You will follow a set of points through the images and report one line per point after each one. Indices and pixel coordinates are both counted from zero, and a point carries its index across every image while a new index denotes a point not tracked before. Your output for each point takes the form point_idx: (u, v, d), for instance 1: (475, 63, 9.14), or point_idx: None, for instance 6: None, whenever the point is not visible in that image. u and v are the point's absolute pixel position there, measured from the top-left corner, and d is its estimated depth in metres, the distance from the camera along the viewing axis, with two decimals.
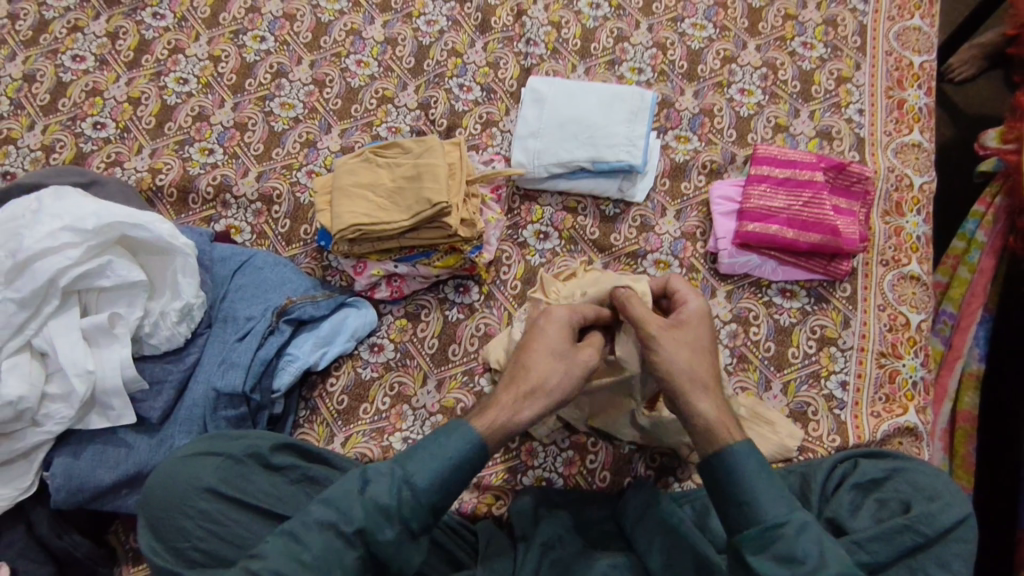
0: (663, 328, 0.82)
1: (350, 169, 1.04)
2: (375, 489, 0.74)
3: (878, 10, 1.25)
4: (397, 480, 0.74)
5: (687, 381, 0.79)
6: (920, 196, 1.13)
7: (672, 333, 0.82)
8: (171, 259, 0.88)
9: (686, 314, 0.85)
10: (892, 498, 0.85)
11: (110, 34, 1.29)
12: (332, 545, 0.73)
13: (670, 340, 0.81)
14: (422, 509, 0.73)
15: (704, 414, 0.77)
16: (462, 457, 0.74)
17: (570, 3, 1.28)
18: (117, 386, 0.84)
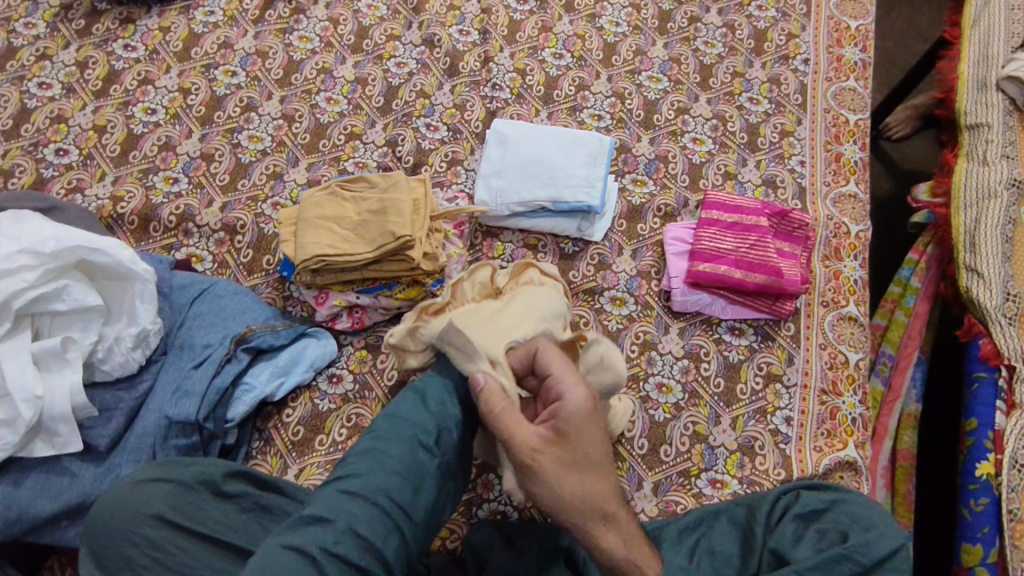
0: (535, 454, 0.79)
1: (315, 201, 1.06)
2: (432, 400, 0.88)
3: (817, 71, 1.36)
4: (445, 393, 0.89)
5: (585, 518, 0.79)
6: (857, 243, 1.21)
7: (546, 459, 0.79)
8: (129, 285, 0.88)
9: (573, 426, 0.80)
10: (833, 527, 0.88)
11: (79, 63, 1.30)
12: (419, 457, 0.83)
13: (554, 469, 0.79)
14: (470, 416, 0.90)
15: (608, 548, 0.79)
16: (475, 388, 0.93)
17: (534, 53, 1.35)
18: (66, 412, 0.83)
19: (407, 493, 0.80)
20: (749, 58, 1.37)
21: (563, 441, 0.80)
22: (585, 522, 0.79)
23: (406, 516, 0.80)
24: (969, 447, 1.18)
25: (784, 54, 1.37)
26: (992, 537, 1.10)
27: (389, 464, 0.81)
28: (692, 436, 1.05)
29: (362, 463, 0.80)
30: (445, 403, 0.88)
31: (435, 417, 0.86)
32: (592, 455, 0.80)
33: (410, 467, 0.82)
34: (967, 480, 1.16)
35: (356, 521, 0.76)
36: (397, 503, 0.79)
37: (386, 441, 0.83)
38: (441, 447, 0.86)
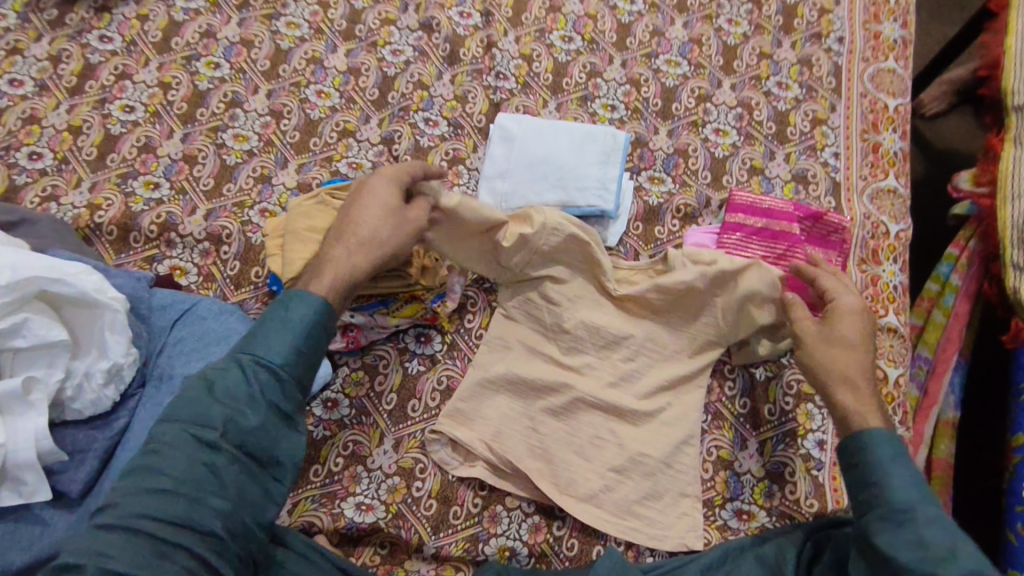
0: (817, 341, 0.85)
1: (304, 211, 0.97)
2: None
3: (853, 51, 1.24)
4: (244, 361, 0.75)
5: (828, 376, 0.82)
6: (896, 244, 1.10)
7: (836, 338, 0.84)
8: (98, 315, 0.78)
9: (841, 327, 0.85)
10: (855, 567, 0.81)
11: (52, 57, 1.21)
12: (199, 459, 0.70)
13: (815, 340, 0.85)
14: (282, 383, 0.76)
15: (836, 365, 0.82)
16: (308, 325, 0.78)
17: (542, 36, 1.24)
18: (32, 460, 0.73)
19: (180, 510, 0.67)
20: (777, 37, 1.25)
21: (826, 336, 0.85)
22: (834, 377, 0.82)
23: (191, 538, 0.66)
24: (1016, 465, 1.09)
25: (816, 32, 1.26)
26: None
27: (192, 447, 0.70)
28: (716, 463, 0.98)
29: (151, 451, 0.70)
30: (242, 384, 0.74)
31: (236, 389, 0.73)
32: (863, 341, 0.84)
33: (186, 475, 0.68)
34: (1012, 502, 1.07)
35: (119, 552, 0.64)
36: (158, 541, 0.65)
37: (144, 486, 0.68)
38: (235, 434, 0.72)
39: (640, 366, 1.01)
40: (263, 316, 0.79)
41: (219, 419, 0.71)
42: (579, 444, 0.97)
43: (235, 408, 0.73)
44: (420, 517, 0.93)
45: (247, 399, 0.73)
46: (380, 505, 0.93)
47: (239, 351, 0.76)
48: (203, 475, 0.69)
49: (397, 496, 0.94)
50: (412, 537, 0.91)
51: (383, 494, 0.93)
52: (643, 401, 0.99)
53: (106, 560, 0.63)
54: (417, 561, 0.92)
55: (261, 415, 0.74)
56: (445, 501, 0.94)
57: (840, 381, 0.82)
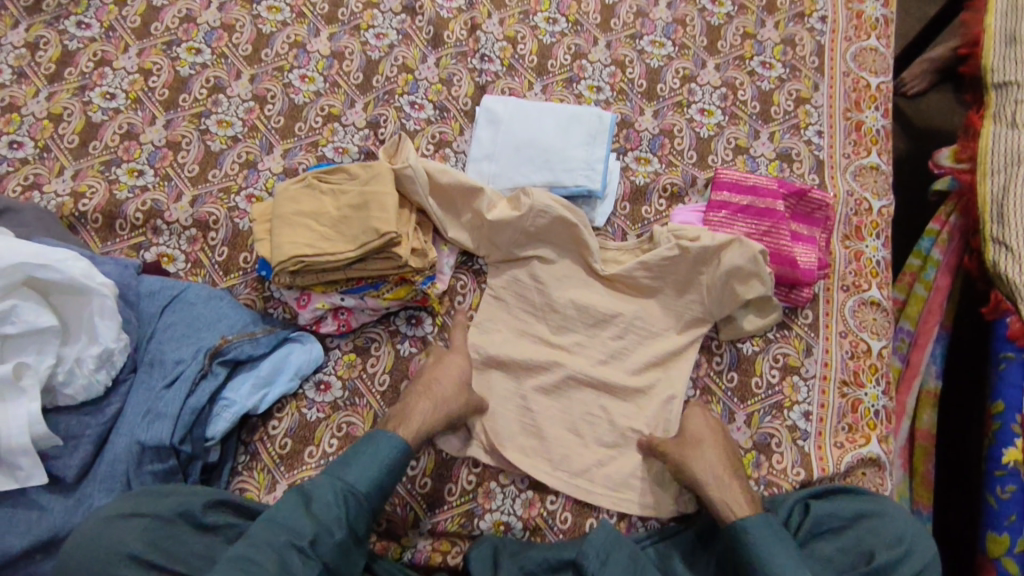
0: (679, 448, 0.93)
1: (291, 196, 0.97)
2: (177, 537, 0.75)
3: (835, 30, 1.25)
4: (339, 487, 0.82)
5: (706, 479, 0.89)
6: (879, 220, 1.12)
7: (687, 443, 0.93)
8: (87, 301, 0.79)
9: (691, 430, 0.94)
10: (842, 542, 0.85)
11: (28, 44, 1.19)
12: (292, 567, 0.75)
13: (679, 448, 0.93)
14: (364, 507, 0.83)
15: (705, 463, 0.90)
16: (396, 462, 0.86)
17: (526, 18, 1.24)
18: (26, 445, 0.75)
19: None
20: (760, 16, 1.26)
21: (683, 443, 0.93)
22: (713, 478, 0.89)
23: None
24: (995, 432, 1.12)
25: (799, 11, 1.26)
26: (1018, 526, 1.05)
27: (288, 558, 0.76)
28: None
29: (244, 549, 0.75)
30: (332, 504, 0.81)
31: (328, 508, 0.80)
32: (711, 437, 0.93)
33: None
34: (992, 467, 1.11)
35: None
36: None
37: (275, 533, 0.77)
38: (323, 550, 0.78)
39: (631, 343, 1.02)
40: (352, 449, 0.87)
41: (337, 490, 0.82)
42: (571, 420, 0.98)
43: (324, 524, 0.79)
44: (415, 494, 0.94)
45: (336, 523, 0.80)
46: None
47: (331, 470, 0.84)
48: (288, 572, 0.75)
49: None
50: (409, 514, 0.93)
51: None
52: (633, 378, 1.00)
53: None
54: (413, 538, 0.93)
55: (343, 538, 0.80)
56: (440, 478, 0.95)
57: (716, 482, 0.89)
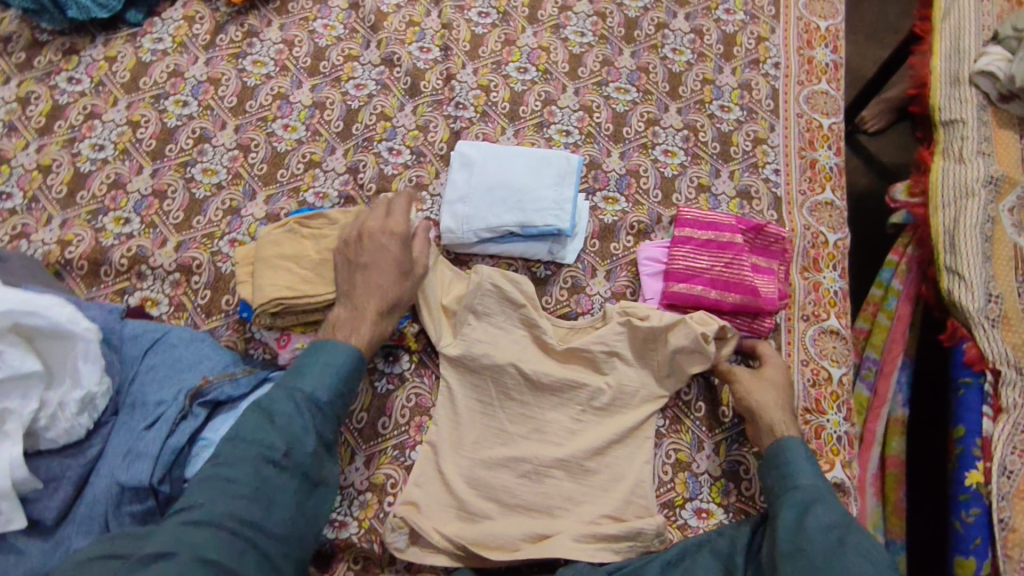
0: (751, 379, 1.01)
1: (273, 240, 1.00)
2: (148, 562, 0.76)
3: (788, 75, 1.33)
4: (294, 396, 0.86)
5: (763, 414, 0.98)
6: (835, 252, 1.18)
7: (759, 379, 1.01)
8: (71, 345, 0.81)
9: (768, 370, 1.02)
10: (804, 524, 0.85)
11: (20, 99, 1.24)
12: (265, 472, 0.80)
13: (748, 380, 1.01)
14: (325, 416, 0.88)
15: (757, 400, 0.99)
16: (347, 363, 0.91)
17: (498, 68, 1.31)
18: (7, 489, 0.75)
19: (257, 516, 0.77)
20: (718, 63, 1.34)
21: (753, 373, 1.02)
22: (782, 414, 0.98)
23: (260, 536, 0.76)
24: (958, 456, 1.16)
25: (753, 59, 1.35)
26: (984, 549, 1.08)
27: (262, 469, 0.80)
28: (676, 464, 1.02)
29: (218, 468, 0.80)
30: (290, 411, 0.85)
31: (286, 424, 0.84)
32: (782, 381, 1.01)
33: (258, 488, 0.79)
34: (956, 490, 1.14)
35: (204, 548, 0.71)
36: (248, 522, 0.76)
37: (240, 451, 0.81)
38: (293, 458, 0.83)
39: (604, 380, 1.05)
40: (301, 360, 0.91)
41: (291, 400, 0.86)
42: (545, 453, 1.00)
43: (289, 436, 0.84)
44: None
45: (299, 436, 0.84)
46: (354, 520, 0.96)
47: (281, 389, 0.88)
48: (264, 479, 0.80)
49: (370, 511, 0.97)
50: (385, 551, 0.95)
51: (356, 509, 0.97)
52: (603, 411, 1.03)
53: (204, 552, 0.71)
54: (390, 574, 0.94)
55: (311, 447, 0.85)
56: None
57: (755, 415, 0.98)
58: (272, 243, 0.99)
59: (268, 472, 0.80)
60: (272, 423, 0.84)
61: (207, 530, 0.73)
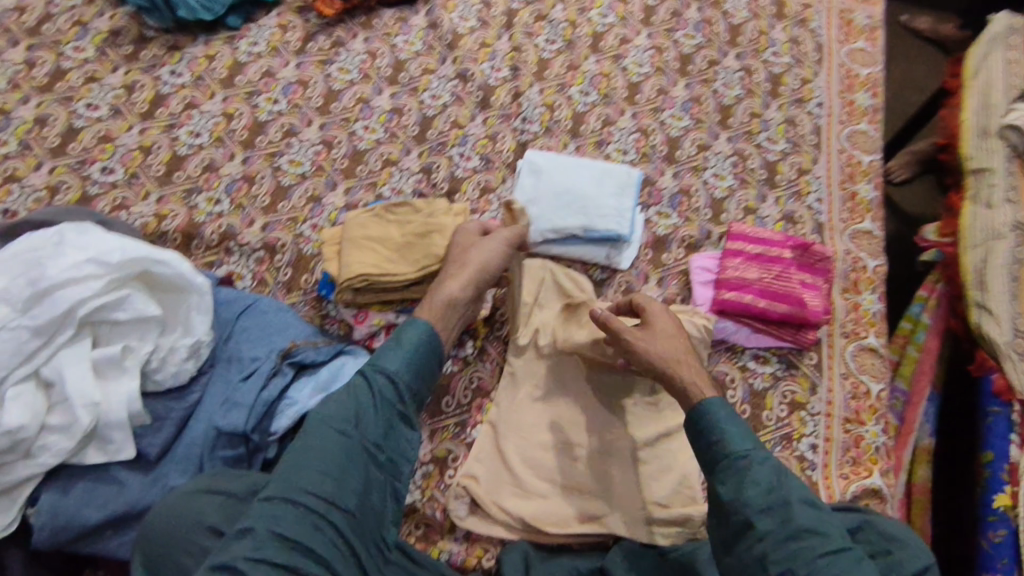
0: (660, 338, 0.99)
1: (360, 223, 1.09)
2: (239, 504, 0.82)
3: (831, 114, 1.43)
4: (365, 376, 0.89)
5: (667, 362, 0.96)
6: (874, 277, 1.25)
7: (649, 332, 1.00)
8: (186, 296, 0.89)
9: (656, 324, 1.01)
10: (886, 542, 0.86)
11: (126, 86, 1.35)
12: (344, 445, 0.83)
13: (648, 340, 0.98)
14: (400, 392, 0.90)
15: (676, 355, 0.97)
16: (419, 341, 0.93)
17: (563, 89, 1.42)
18: (121, 420, 0.83)
19: (334, 485, 0.80)
20: (766, 99, 1.44)
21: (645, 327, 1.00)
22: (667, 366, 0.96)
23: (337, 509, 0.80)
24: (987, 480, 1.21)
25: (799, 97, 1.45)
26: (1011, 569, 1.13)
27: (336, 441, 0.83)
28: None
29: (307, 442, 0.83)
30: (361, 395, 0.88)
31: (353, 399, 0.87)
32: (673, 334, 1.00)
33: (332, 459, 0.82)
34: (984, 512, 1.19)
35: (278, 520, 0.76)
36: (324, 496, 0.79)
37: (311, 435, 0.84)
38: (363, 430, 0.86)
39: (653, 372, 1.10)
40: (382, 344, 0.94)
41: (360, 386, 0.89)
42: (599, 441, 1.06)
43: (358, 410, 0.87)
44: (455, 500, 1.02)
45: (372, 411, 0.87)
46: (418, 488, 1.03)
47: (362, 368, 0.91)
48: (343, 457, 0.82)
49: (433, 482, 1.03)
50: (446, 519, 1.01)
51: (420, 479, 1.03)
52: (652, 404, 1.09)
53: (276, 524, 0.76)
54: (450, 541, 1.00)
55: (383, 420, 0.88)
56: None
57: (676, 365, 0.96)
58: (358, 227, 1.08)
59: (346, 452, 0.83)
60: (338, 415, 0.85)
61: (282, 504, 0.78)
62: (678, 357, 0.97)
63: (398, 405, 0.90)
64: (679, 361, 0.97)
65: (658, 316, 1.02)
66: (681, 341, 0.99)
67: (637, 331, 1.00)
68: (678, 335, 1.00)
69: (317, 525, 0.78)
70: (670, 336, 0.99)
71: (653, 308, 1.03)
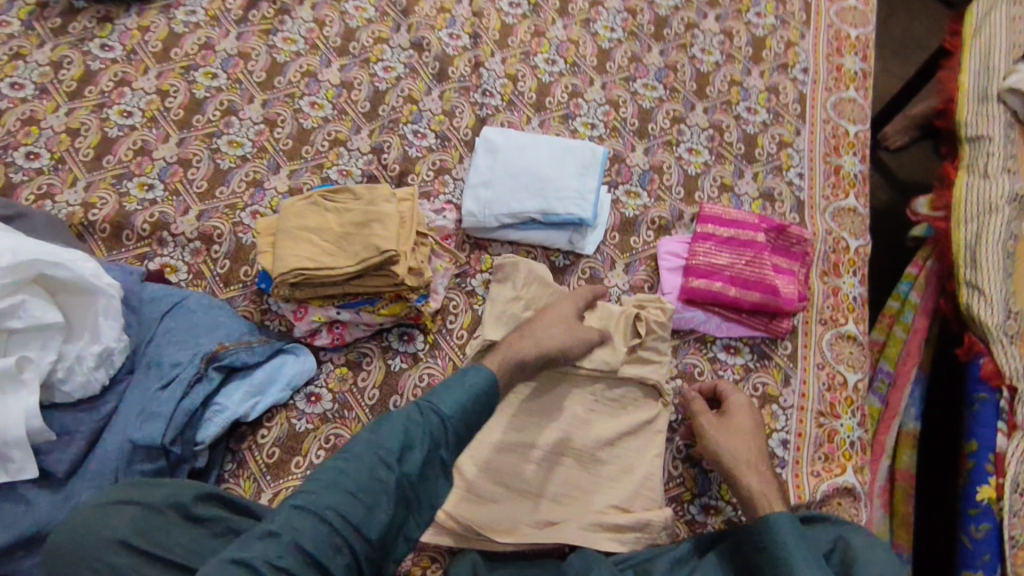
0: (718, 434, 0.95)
1: (296, 212, 1.01)
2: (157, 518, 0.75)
3: (817, 80, 1.33)
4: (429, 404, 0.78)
5: (738, 464, 0.92)
6: (856, 258, 1.17)
7: (728, 426, 0.96)
8: (92, 300, 0.83)
9: (734, 413, 0.98)
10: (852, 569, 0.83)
11: (53, 63, 1.25)
12: (380, 477, 0.72)
13: (720, 436, 0.95)
14: (450, 434, 0.78)
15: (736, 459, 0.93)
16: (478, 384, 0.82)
17: (527, 58, 1.31)
18: (21, 437, 0.76)
19: (357, 521, 0.70)
20: (747, 66, 1.34)
21: (722, 424, 0.96)
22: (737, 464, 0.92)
23: (355, 539, 0.70)
24: (969, 471, 1.14)
25: (782, 63, 1.34)
26: (992, 565, 1.07)
27: (378, 470, 0.72)
28: (685, 460, 1.02)
29: (339, 464, 0.73)
30: (424, 424, 0.77)
31: (410, 429, 0.76)
32: (750, 430, 0.96)
33: (368, 489, 0.71)
34: (966, 505, 1.13)
35: (301, 535, 0.67)
36: (346, 527, 0.69)
37: (346, 463, 0.73)
38: (408, 466, 0.74)
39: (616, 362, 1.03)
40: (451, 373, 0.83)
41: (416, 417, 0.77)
42: (557, 441, 1.00)
43: (409, 441, 0.75)
44: None
45: (421, 443, 0.76)
46: None
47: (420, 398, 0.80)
48: (376, 491, 0.72)
49: None
50: None
51: None
52: (611, 401, 1.04)
53: (300, 538, 0.67)
54: None
55: (428, 455, 0.76)
56: None
57: (745, 469, 0.92)
58: (296, 216, 1.00)
59: (377, 484, 0.72)
60: (386, 447, 0.74)
61: (310, 521, 0.68)
62: (754, 461, 0.93)
63: (446, 440, 0.78)
64: (746, 465, 0.92)
65: (740, 407, 0.98)
66: (754, 440, 0.95)
67: (712, 422, 0.97)
68: (754, 438, 0.96)
69: (338, 550, 0.69)
70: (752, 437, 0.96)
71: (735, 397, 1.00)
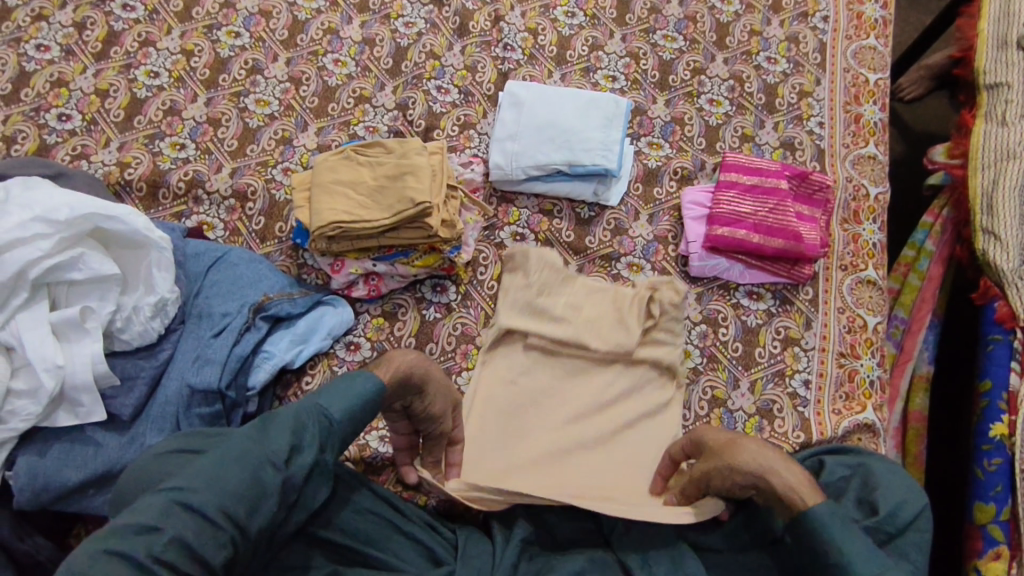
0: (727, 450, 0.80)
1: (330, 166, 1.03)
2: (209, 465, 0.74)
3: (837, 29, 1.32)
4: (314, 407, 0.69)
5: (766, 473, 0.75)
6: (876, 206, 1.19)
7: (725, 449, 0.80)
8: (145, 253, 0.87)
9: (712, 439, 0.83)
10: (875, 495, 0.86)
11: (76, 24, 1.26)
12: (264, 480, 0.64)
13: (729, 453, 0.79)
14: (338, 440, 0.70)
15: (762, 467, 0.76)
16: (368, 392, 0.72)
17: (546, 11, 1.31)
18: (88, 381, 0.82)
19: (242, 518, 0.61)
20: (767, 15, 1.34)
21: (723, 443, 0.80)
22: (757, 471, 0.75)
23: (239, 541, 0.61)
24: (983, 409, 1.18)
25: (802, 11, 1.34)
26: (1004, 496, 1.12)
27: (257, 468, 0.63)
28: (711, 401, 1.06)
29: (218, 456, 0.63)
30: (308, 425, 0.68)
31: (298, 430, 0.67)
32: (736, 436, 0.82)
33: (248, 487, 0.62)
34: (979, 441, 1.17)
35: (182, 531, 0.58)
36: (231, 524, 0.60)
37: (230, 455, 0.63)
38: (293, 467, 0.66)
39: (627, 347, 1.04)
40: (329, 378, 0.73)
41: (304, 416, 0.68)
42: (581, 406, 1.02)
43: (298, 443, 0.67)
44: None
45: (305, 443, 0.67)
46: None
47: (303, 399, 0.71)
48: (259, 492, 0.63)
49: None
50: None
51: None
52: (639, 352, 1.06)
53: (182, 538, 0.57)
54: None
55: (316, 457, 0.68)
56: None
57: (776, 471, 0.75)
58: (331, 169, 1.03)
59: (261, 492, 0.63)
60: (270, 448, 0.65)
61: (191, 519, 0.59)
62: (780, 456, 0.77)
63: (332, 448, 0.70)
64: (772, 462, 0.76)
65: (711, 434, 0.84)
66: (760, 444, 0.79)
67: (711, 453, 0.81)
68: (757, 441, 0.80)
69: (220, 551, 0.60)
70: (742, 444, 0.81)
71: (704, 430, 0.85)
